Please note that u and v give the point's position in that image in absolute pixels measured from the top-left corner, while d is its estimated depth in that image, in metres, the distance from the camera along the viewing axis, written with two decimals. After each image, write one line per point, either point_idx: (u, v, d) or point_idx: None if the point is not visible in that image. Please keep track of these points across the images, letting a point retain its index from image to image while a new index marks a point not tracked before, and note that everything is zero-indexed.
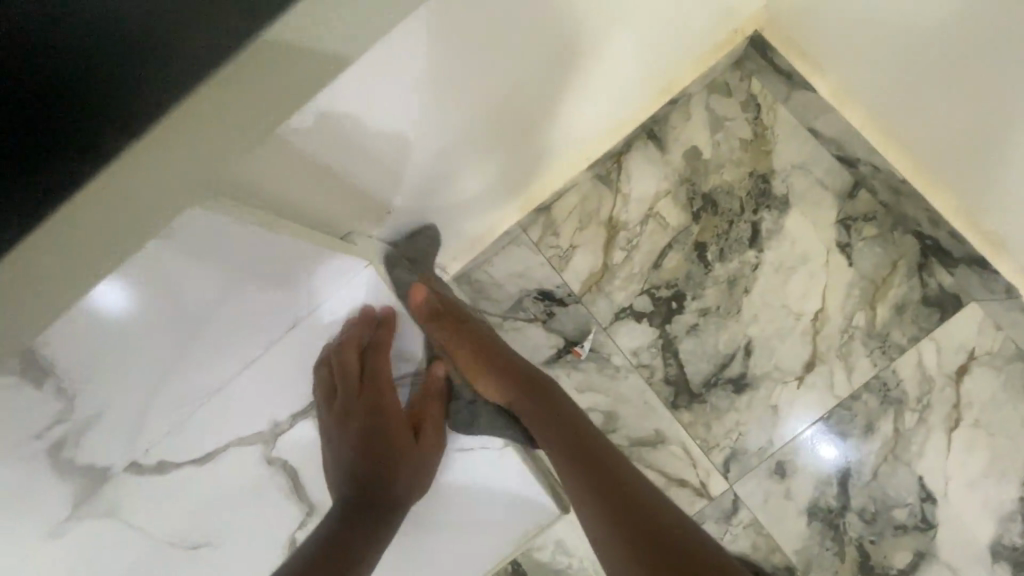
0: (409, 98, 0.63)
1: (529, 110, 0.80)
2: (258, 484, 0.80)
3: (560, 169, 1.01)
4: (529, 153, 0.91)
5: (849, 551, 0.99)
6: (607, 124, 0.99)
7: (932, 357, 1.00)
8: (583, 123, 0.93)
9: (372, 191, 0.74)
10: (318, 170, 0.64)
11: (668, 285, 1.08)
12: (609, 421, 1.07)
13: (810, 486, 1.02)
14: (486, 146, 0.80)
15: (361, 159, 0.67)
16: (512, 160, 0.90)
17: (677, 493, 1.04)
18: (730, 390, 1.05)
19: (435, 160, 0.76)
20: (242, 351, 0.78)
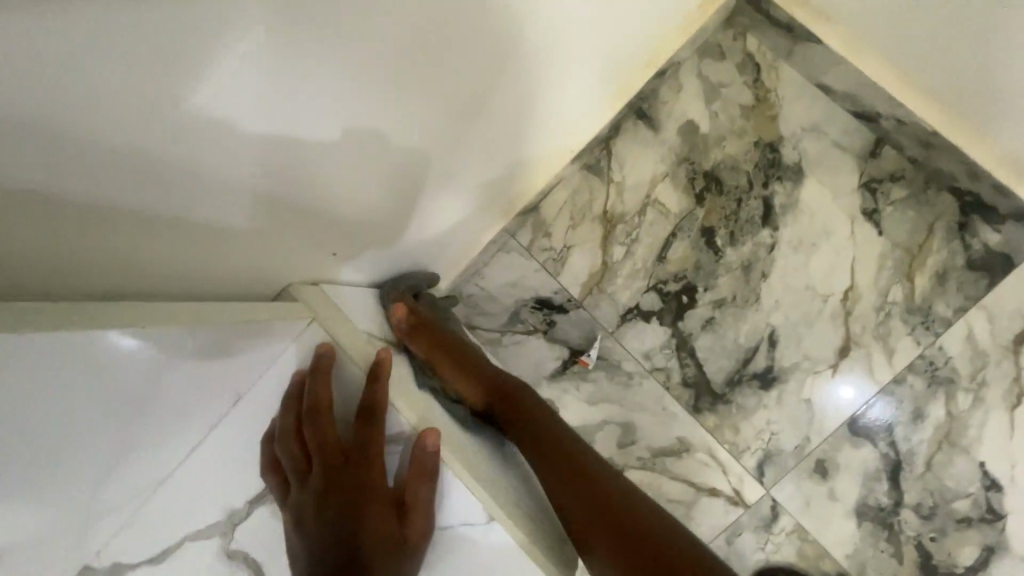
0: (293, 130, 0.53)
1: (460, 110, 0.71)
2: None
3: (534, 170, 0.94)
4: (491, 160, 0.83)
5: (907, 550, 0.90)
6: (580, 117, 0.91)
7: (983, 328, 0.89)
8: (550, 121, 0.86)
9: (326, 253, 0.70)
10: (223, 236, 0.54)
11: (676, 278, 0.98)
12: (627, 433, 0.98)
13: (856, 484, 0.92)
14: (421, 161, 0.72)
15: (305, 221, 0.62)
16: (470, 171, 0.82)
17: (709, 504, 0.95)
18: (758, 386, 0.95)
19: (367, 191, 0.68)
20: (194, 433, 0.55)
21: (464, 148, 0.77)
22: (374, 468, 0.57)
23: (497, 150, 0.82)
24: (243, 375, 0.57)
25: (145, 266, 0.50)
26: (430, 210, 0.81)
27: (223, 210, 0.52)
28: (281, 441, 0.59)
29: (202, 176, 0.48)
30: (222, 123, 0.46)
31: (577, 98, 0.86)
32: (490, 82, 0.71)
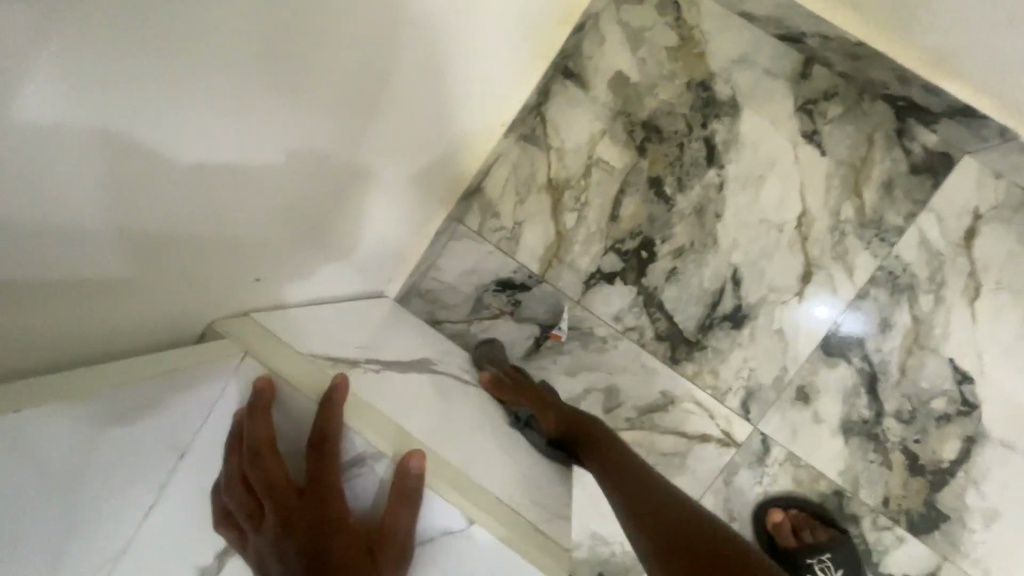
0: (187, 142, 0.45)
1: (365, 101, 0.65)
2: None
3: (451, 153, 0.88)
4: (407, 148, 0.77)
5: (895, 456, 0.92)
6: (487, 90, 0.85)
7: (934, 229, 0.90)
8: (460, 96, 0.81)
9: (261, 283, 0.63)
10: (116, 285, 0.45)
11: (632, 235, 0.96)
12: (610, 397, 0.98)
13: (838, 403, 0.93)
14: (331, 165, 0.65)
15: (226, 252, 0.55)
16: (385, 164, 0.75)
17: (702, 450, 0.96)
18: (730, 327, 0.95)
19: (278, 208, 0.60)
20: (141, 500, 0.51)
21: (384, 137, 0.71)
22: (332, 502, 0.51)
23: (417, 133, 0.77)
24: (180, 427, 0.53)
25: (26, 336, 0.41)
26: (349, 218, 0.74)
27: (111, 257, 0.43)
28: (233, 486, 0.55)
29: (69, 208, 0.39)
30: (82, 150, 0.38)
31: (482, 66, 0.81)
32: (392, 64, 0.66)
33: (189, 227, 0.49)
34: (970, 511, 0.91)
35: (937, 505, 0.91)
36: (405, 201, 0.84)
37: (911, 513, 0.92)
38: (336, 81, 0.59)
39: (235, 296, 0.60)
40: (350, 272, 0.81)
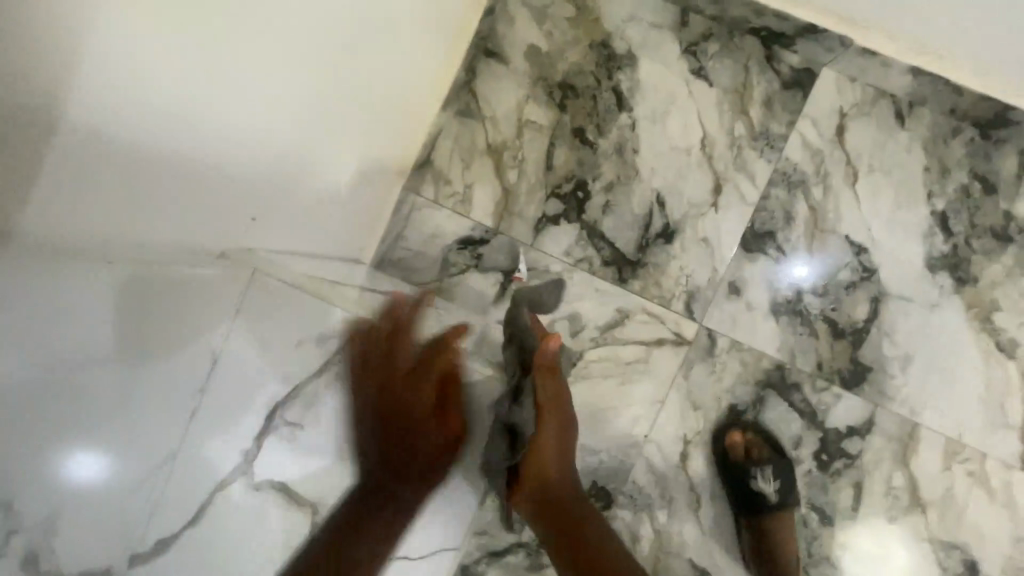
0: (200, 91, 0.57)
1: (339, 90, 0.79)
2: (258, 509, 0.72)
3: (402, 127, 1.02)
4: (369, 128, 0.91)
5: (819, 325, 1.08)
6: (428, 63, 1.01)
7: (811, 131, 1.08)
8: (407, 75, 0.96)
9: (255, 239, 0.75)
10: (142, 200, 0.57)
11: (568, 179, 1.11)
12: (574, 322, 1.11)
13: (765, 290, 1.09)
14: (312, 141, 0.78)
15: (228, 200, 0.68)
16: (354, 144, 0.89)
17: (660, 353, 1.10)
18: (663, 243, 1.10)
19: (268, 171, 0.73)
20: (185, 399, 0.68)
21: (351, 120, 0.85)
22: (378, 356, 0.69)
23: (374, 116, 0.91)
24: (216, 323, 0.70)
25: (93, 218, 0.54)
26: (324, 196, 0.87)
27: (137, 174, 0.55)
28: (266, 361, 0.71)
29: (110, 123, 0.51)
30: (122, 80, 0.50)
31: (420, 50, 0.97)
32: (359, 58, 0.80)
33: (197, 163, 0.61)
34: (888, 359, 1.07)
35: (860, 360, 1.07)
36: (366, 178, 0.97)
37: (842, 372, 1.08)
38: (318, 73, 0.73)
39: (237, 235, 0.72)
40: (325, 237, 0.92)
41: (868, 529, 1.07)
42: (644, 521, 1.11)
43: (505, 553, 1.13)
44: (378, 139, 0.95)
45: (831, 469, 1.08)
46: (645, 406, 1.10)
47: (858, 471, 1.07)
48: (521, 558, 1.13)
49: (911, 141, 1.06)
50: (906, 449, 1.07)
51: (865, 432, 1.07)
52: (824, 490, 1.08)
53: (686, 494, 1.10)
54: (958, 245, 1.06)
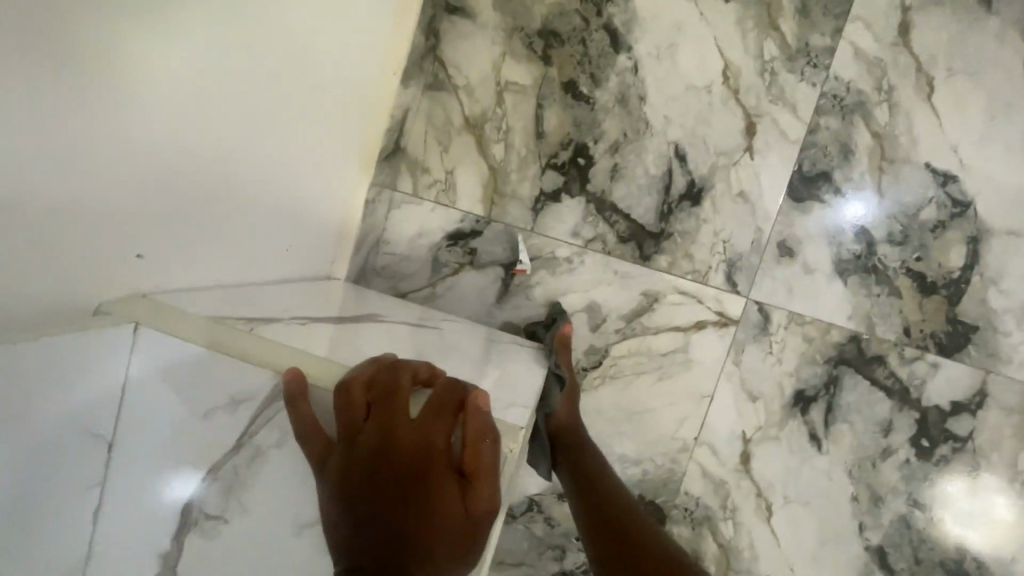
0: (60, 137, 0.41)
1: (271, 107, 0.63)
2: None
3: (346, 144, 0.83)
4: (309, 149, 0.74)
5: (901, 282, 0.86)
6: (373, 69, 0.83)
7: (865, 37, 0.84)
8: (351, 76, 0.78)
9: (191, 282, 0.59)
10: None
11: (564, 146, 0.92)
12: (594, 315, 0.94)
13: (825, 247, 0.87)
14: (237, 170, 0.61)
15: (140, 251, 0.52)
16: (294, 175, 0.72)
17: (702, 338, 0.91)
18: (691, 206, 0.90)
19: (178, 203, 0.54)
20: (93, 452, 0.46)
21: (296, 134, 0.70)
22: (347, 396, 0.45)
23: (324, 124, 0.75)
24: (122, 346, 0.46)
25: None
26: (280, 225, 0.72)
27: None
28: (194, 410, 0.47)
29: None
30: None
31: (367, 47, 0.80)
32: (296, 66, 0.66)
33: (44, 203, 0.42)
34: (998, 314, 0.84)
35: (959, 319, 0.85)
36: (326, 194, 0.82)
37: (938, 336, 0.86)
38: (244, 86, 0.58)
39: (112, 279, 0.50)
40: (287, 265, 0.76)
41: (991, 526, 0.86)
42: (705, 537, 0.93)
43: None
44: (331, 147, 0.79)
45: (935, 457, 0.87)
46: (691, 403, 0.92)
47: (971, 456, 0.86)
48: None
49: (1003, 29, 0.82)
50: None
51: (976, 408, 0.85)
52: (929, 483, 0.87)
53: (754, 501, 0.92)
54: None
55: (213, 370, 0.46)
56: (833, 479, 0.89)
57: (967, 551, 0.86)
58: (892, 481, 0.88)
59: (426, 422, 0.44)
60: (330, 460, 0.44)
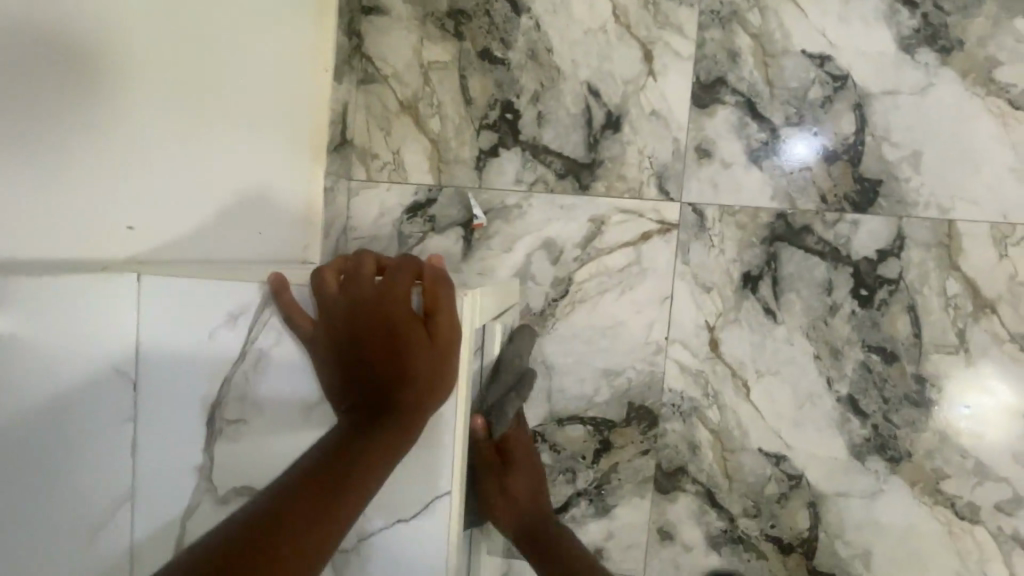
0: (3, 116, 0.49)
1: (224, 106, 0.76)
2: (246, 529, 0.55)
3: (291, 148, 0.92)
4: (264, 147, 0.86)
5: (808, 157, 0.97)
6: (312, 80, 0.96)
7: None
8: (291, 84, 0.91)
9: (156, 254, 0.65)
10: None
11: (491, 106, 1.03)
12: (551, 249, 1.03)
13: (736, 142, 0.98)
14: (203, 157, 0.72)
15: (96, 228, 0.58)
16: (251, 171, 0.82)
17: (650, 246, 1.01)
18: (613, 133, 1.00)
19: (156, 179, 0.65)
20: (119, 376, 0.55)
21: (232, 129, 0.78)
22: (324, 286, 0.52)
23: (259, 120, 0.84)
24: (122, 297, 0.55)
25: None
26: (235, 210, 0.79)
27: None
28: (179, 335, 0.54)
29: None
30: None
31: (300, 63, 0.92)
32: (238, 72, 0.78)
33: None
34: (895, 165, 0.95)
35: (865, 177, 0.96)
36: (280, 185, 0.90)
37: (850, 196, 0.96)
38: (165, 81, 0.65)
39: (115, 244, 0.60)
40: (254, 246, 0.83)
41: (939, 352, 0.96)
42: (697, 426, 1.01)
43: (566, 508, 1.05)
44: (273, 144, 0.88)
45: (876, 303, 0.96)
46: (655, 307, 1.01)
47: (906, 294, 0.96)
48: (584, 508, 1.05)
49: None
50: (951, 252, 0.95)
51: (898, 252, 0.96)
52: (877, 328, 0.97)
53: (731, 383, 1.00)
54: (927, 14, 0.93)
55: (209, 297, 0.53)
56: (795, 344, 0.98)
57: (925, 379, 0.96)
58: (845, 334, 0.97)
59: (387, 291, 0.52)
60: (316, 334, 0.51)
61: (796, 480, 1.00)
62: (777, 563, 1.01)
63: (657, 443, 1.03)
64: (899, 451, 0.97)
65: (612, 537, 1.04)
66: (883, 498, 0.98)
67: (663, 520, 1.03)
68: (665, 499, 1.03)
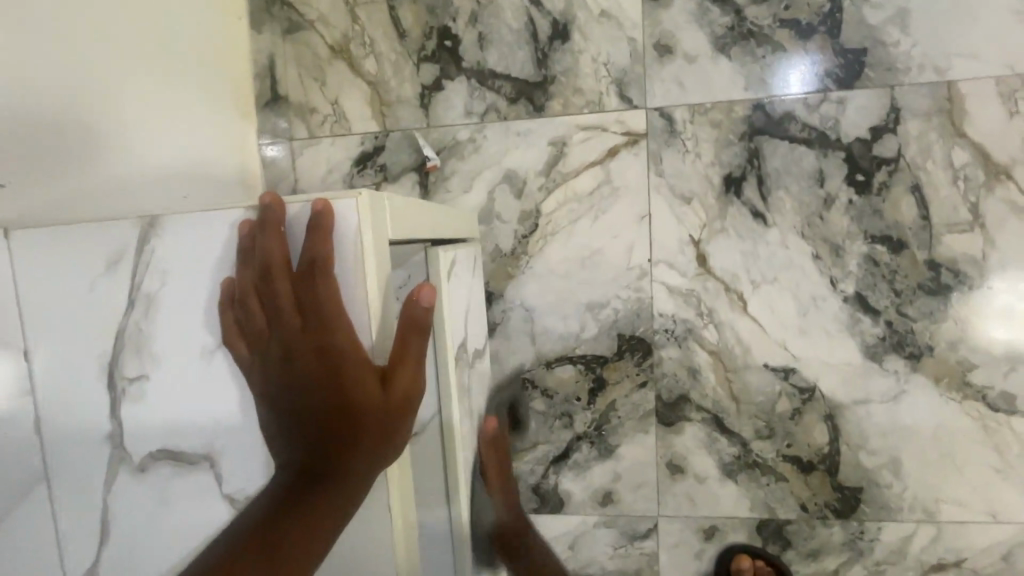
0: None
1: (135, 72, 0.72)
2: (158, 480, 0.47)
3: (216, 104, 0.86)
4: (180, 108, 0.79)
5: (780, 36, 0.87)
6: (222, 43, 0.88)
7: None
8: (207, 51, 0.84)
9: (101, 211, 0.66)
10: None
11: (428, 34, 0.94)
12: (514, 181, 0.95)
13: (699, 33, 0.88)
14: (90, 124, 0.65)
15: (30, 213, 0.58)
16: (185, 137, 0.79)
17: (619, 162, 0.92)
18: (562, 44, 0.91)
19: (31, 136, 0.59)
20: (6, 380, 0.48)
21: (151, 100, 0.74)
22: (201, 240, 0.45)
23: (175, 81, 0.78)
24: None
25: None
26: (172, 174, 0.76)
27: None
28: (62, 285, 0.47)
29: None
30: None
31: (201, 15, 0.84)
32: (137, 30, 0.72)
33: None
34: (880, 29, 0.84)
35: (847, 49, 0.85)
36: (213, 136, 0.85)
37: (833, 72, 0.86)
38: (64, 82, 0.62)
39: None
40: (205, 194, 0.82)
41: (952, 232, 0.86)
42: (694, 350, 0.94)
43: (568, 454, 0.99)
44: (199, 103, 0.82)
45: (876, 187, 0.87)
46: (632, 228, 0.93)
47: (908, 173, 0.86)
48: (587, 452, 0.99)
49: None
50: (954, 119, 0.84)
51: (894, 125, 0.86)
52: (879, 215, 0.87)
53: (726, 299, 0.92)
54: None
55: (85, 239, 0.46)
56: (791, 246, 0.90)
57: (940, 264, 0.87)
58: (844, 226, 0.88)
59: (260, 242, 0.43)
60: (224, 314, 0.45)
61: (809, 393, 0.92)
62: (799, 483, 0.94)
63: (654, 374, 0.95)
64: (919, 346, 0.88)
65: (620, 479, 0.98)
66: (907, 400, 0.90)
67: (670, 453, 0.97)
68: (670, 432, 0.96)
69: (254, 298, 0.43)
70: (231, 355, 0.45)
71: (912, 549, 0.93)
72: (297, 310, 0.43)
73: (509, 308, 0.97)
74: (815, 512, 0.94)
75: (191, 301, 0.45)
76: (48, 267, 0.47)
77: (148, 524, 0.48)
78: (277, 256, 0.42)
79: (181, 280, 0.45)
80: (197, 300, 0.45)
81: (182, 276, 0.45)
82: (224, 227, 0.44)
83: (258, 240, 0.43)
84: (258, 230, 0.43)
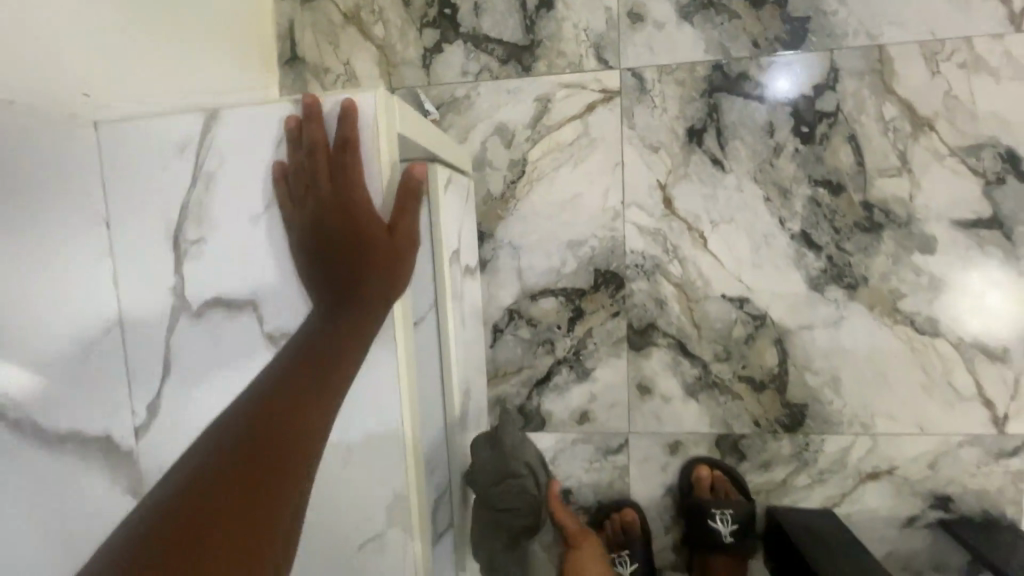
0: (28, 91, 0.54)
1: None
2: (212, 324, 0.60)
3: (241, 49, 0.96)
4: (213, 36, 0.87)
5: (735, 6, 1.00)
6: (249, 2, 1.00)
7: None
8: (236, 6, 0.96)
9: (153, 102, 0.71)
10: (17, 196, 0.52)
11: (430, 3, 1.07)
12: (504, 133, 1.08)
13: (666, 3, 1.02)
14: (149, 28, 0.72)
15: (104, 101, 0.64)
16: (219, 70, 0.88)
17: (597, 116, 1.05)
18: (547, 12, 1.04)
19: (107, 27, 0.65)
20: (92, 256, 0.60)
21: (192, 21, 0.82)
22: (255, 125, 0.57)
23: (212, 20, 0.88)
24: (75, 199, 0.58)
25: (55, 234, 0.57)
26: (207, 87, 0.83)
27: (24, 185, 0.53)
28: (141, 167, 0.60)
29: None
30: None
31: None
32: None
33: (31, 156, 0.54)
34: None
35: (793, 16, 0.99)
36: (237, 73, 0.94)
37: (782, 37, 0.99)
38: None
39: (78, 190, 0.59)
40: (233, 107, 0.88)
41: (883, 177, 0.99)
42: (661, 283, 1.06)
43: (550, 377, 1.12)
44: (228, 43, 0.92)
45: (818, 138, 1.00)
46: (608, 174, 1.06)
47: (845, 126, 0.99)
48: (566, 375, 1.11)
49: None
50: (885, 78, 0.97)
51: (833, 84, 0.99)
52: (821, 162, 1.00)
53: (689, 237, 1.05)
54: None
55: (161, 131, 0.59)
56: (745, 190, 1.02)
57: (873, 205, 1.00)
58: (791, 172, 1.01)
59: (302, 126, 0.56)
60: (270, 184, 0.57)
61: (761, 320, 1.05)
62: (753, 401, 1.06)
63: (626, 304, 1.08)
64: (856, 277, 1.01)
65: (595, 399, 1.11)
66: (846, 326, 1.02)
67: (640, 375, 1.09)
68: (640, 357, 1.09)
69: (297, 171, 0.56)
70: (272, 219, 0.58)
71: (851, 460, 1.05)
72: (327, 177, 0.55)
73: (498, 247, 1.10)
74: (767, 427, 1.07)
75: (242, 178, 0.58)
76: (129, 154, 0.60)
77: (202, 358, 0.61)
78: (316, 136, 0.55)
79: (235, 161, 0.58)
80: (247, 176, 0.58)
81: (236, 156, 0.58)
82: (270, 117, 0.57)
83: (299, 124, 0.56)
84: (303, 118, 0.56)
